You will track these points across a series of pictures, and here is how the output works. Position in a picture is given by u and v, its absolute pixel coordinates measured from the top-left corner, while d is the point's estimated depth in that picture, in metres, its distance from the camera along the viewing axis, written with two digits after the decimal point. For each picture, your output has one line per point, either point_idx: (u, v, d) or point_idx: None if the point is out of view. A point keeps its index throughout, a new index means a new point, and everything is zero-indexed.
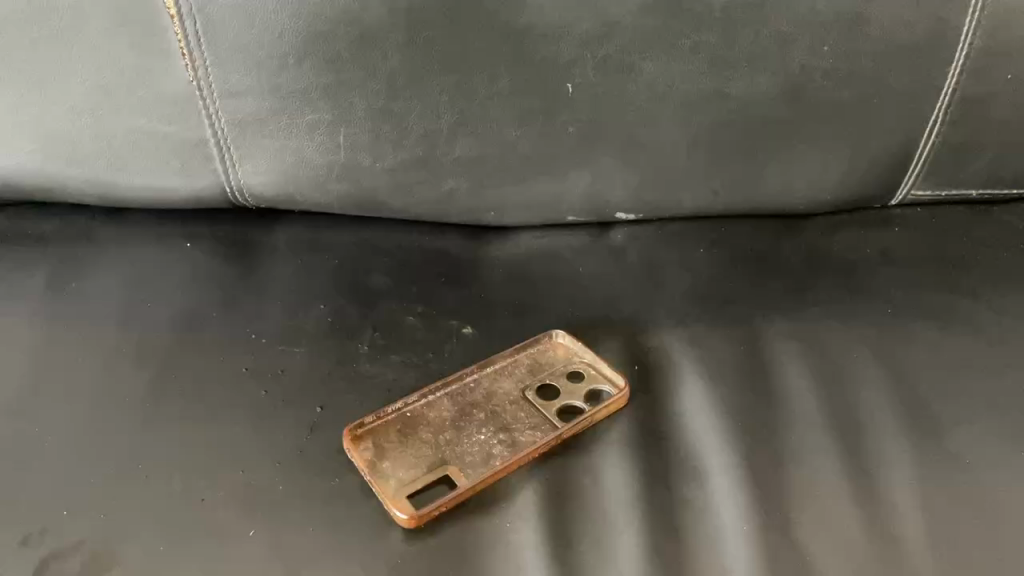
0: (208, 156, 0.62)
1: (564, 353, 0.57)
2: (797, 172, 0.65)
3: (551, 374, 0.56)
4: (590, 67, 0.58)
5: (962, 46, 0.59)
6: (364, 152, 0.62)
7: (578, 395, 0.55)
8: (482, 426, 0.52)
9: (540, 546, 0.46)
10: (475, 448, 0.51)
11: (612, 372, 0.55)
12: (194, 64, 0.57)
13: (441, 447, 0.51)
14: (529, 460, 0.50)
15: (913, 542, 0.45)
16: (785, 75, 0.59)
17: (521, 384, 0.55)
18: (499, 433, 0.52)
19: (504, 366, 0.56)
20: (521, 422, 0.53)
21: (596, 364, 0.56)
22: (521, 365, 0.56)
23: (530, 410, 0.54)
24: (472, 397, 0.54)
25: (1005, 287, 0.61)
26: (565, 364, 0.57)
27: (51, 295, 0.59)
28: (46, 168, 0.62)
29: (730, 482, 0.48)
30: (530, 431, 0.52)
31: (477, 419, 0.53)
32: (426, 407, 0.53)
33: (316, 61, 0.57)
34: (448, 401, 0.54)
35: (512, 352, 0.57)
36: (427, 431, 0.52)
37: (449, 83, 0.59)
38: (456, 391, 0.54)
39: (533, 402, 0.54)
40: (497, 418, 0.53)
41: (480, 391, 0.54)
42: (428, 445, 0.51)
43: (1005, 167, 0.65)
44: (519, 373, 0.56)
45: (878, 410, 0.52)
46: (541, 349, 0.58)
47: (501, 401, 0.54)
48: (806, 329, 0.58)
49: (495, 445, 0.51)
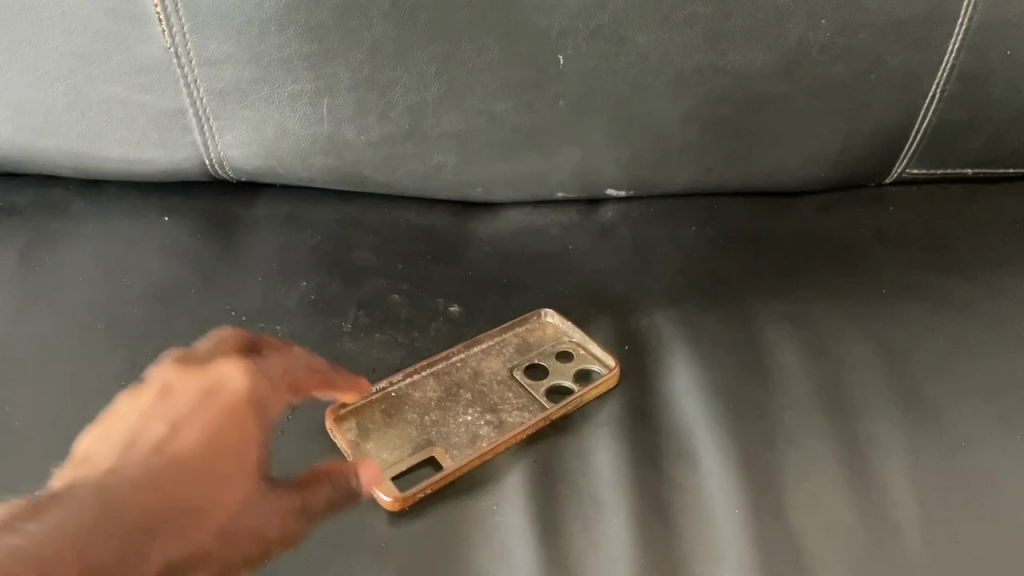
0: (186, 127, 0.60)
1: (553, 332, 0.56)
2: (791, 148, 0.63)
3: (540, 354, 0.55)
4: (581, 38, 0.56)
5: (962, 20, 0.57)
6: (348, 124, 0.60)
7: (567, 375, 0.53)
8: (469, 407, 0.51)
9: (527, 530, 0.44)
10: (462, 429, 0.50)
11: (602, 352, 0.53)
12: (172, 30, 0.55)
13: (426, 427, 0.50)
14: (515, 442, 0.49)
15: (909, 529, 0.44)
16: (782, 48, 0.57)
17: (509, 364, 0.54)
18: (486, 413, 0.51)
19: (492, 345, 0.55)
20: (509, 403, 0.52)
21: (586, 344, 0.55)
22: (509, 344, 0.55)
23: (518, 390, 0.53)
24: (458, 377, 0.52)
25: (1003, 266, 0.59)
26: (554, 343, 0.55)
27: (24, 270, 0.58)
28: (20, 137, 0.61)
29: (722, 465, 0.47)
30: (517, 412, 0.51)
31: (463, 400, 0.51)
32: (411, 386, 0.52)
33: (298, 29, 0.55)
34: (434, 381, 0.52)
35: (500, 331, 0.55)
36: (413, 412, 0.50)
37: (435, 54, 0.57)
38: (442, 371, 0.53)
39: (520, 381, 0.53)
40: (484, 398, 0.52)
41: (466, 370, 0.53)
42: (413, 426, 0.50)
43: (1004, 145, 0.63)
44: (508, 352, 0.55)
45: (872, 392, 0.51)
46: (531, 329, 0.56)
47: (489, 381, 0.53)
48: (800, 308, 0.57)
49: (482, 426, 0.50)
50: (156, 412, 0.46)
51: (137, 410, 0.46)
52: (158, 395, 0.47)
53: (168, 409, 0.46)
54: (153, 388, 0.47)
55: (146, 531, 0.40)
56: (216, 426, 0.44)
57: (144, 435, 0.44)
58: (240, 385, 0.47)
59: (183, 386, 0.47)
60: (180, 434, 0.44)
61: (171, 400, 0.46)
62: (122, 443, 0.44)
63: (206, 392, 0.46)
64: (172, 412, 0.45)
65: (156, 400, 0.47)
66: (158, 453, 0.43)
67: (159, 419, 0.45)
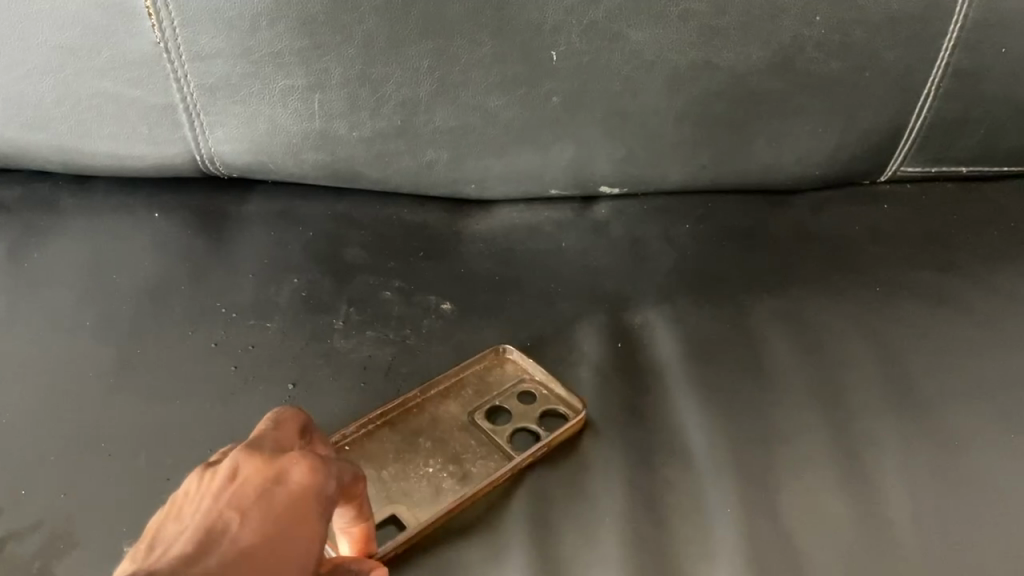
0: (177, 122, 0.60)
1: (514, 371, 0.53)
2: (785, 146, 0.63)
3: (503, 398, 0.52)
4: (574, 34, 0.56)
5: (956, 17, 0.56)
6: (340, 120, 0.59)
7: (530, 419, 0.51)
8: (430, 459, 0.48)
9: (518, 529, 0.45)
10: (424, 483, 0.47)
11: (573, 393, 0.51)
12: (161, 25, 0.54)
13: (389, 486, 0.47)
14: (490, 494, 0.46)
15: (903, 528, 0.44)
16: (776, 45, 0.57)
17: (468, 408, 0.51)
18: (448, 465, 0.48)
19: (448, 388, 0.52)
20: (471, 452, 0.49)
21: (548, 384, 0.52)
22: (466, 386, 0.52)
23: (479, 436, 0.50)
24: (416, 425, 0.50)
25: (999, 264, 0.59)
26: (515, 383, 0.52)
27: (12, 267, 0.57)
28: (8, 132, 0.60)
29: (715, 463, 0.47)
30: (481, 462, 0.48)
31: (423, 450, 0.49)
32: (366, 437, 0.49)
33: (289, 24, 0.54)
34: (391, 431, 0.49)
35: (456, 372, 0.52)
36: (369, 466, 0.48)
37: (428, 50, 0.56)
38: (398, 420, 0.50)
39: (481, 427, 0.51)
40: (444, 448, 0.49)
41: (424, 417, 0.50)
42: (371, 484, 0.47)
43: (1001, 143, 0.63)
44: (466, 395, 0.52)
45: (865, 391, 0.51)
46: (491, 368, 0.53)
47: (450, 431, 0.50)
48: (794, 306, 0.56)
49: (445, 479, 0.47)
50: (264, 505, 0.33)
51: (236, 510, 0.32)
52: (265, 482, 0.34)
53: (257, 499, 0.33)
54: (241, 475, 0.34)
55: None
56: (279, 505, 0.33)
57: (233, 546, 0.31)
58: (305, 480, 0.34)
59: (253, 474, 0.34)
60: (304, 520, 0.33)
61: (279, 492, 0.33)
62: (208, 554, 0.30)
63: (271, 487, 0.33)
64: (300, 493, 0.34)
65: (208, 493, 0.33)
66: (237, 555, 0.30)
67: (257, 520, 0.32)
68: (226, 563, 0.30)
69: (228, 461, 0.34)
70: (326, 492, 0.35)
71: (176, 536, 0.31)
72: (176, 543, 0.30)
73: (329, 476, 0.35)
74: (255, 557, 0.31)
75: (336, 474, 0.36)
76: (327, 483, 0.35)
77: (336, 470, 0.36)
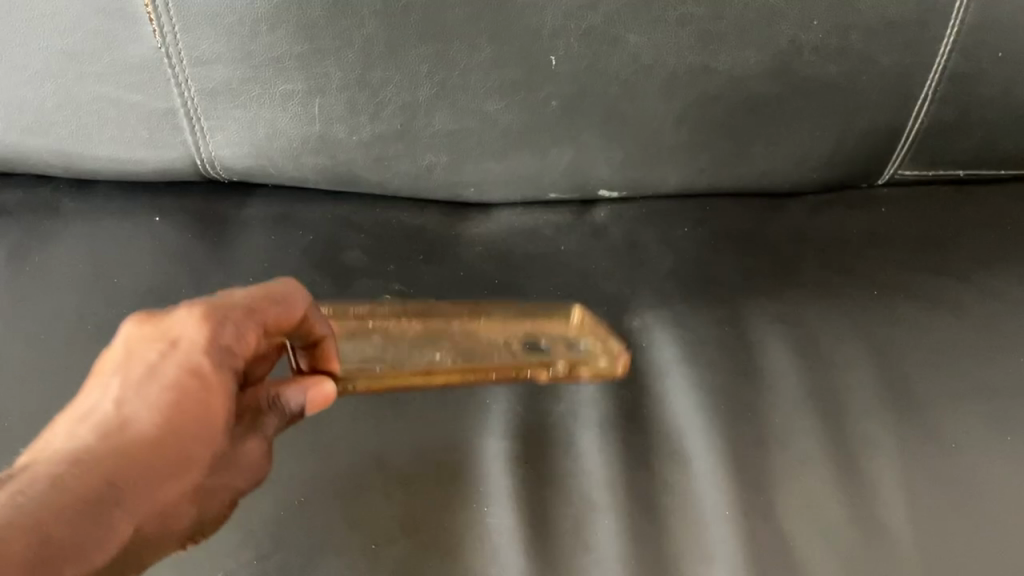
0: (177, 127, 0.60)
1: (572, 320, 0.55)
2: (783, 149, 0.63)
3: (557, 334, 0.53)
4: (573, 39, 0.56)
5: (952, 23, 0.57)
6: (339, 124, 0.60)
7: (574, 343, 0.53)
8: (445, 345, 0.50)
9: (517, 531, 0.45)
10: (425, 359, 0.49)
11: (625, 359, 0.53)
12: (162, 30, 0.55)
13: (398, 348, 0.49)
14: (493, 372, 0.49)
15: (898, 532, 0.45)
16: (774, 49, 0.57)
17: (518, 328, 0.53)
18: (458, 351, 0.50)
19: (503, 314, 0.54)
20: (492, 349, 0.51)
21: (607, 338, 0.54)
22: (523, 314, 0.55)
23: (508, 345, 0.52)
24: (451, 325, 0.52)
25: (995, 268, 0.59)
26: (572, 330, 0.54)
27: (14, 271, 0.58)
28: (10, 137, 0.60)
29: (713, 466, 0.47)
30: (498, 355, 0.50)
31: (441, 339, 0.51)
32: (393, 319, 0.52)
33: (289, 29, 0.55)
34: (418, 323, 0.52)
35: (518, 312, 0.55)
36: (389, 326, 0.51)
37: (427, 54, 0.57)
38: (429, 318, 0.52)
39: (520, 341, 0.52)
40: (468, 343, 0.51)
41: (462, 326, 0.53)
42: (374, 346, 0.49)
43: (998, 146, 0.63)
44: (517, 318, 0.54)
45: (862, 393, 0.51)
46: (553, 314, 0.55)
47: (489, 338, 0.52)
48: (792, 308, 0.57)
49: (445, 356, 0.49)
50: (150, 376, 0.38)
51: (128, 385, 0.38)
52: (158, 351, 0.39)
53: (147, 370, 0.38)
54: (142, 345, 0.39)
55: (107, 502, 0.34)
56: (177, 385, 0.38)
57: (118, 420, 0.37)
58: (198, 335, 0.39)
59: (151, 343, 0.39)
60: (191, 384, 0.38)
61: (167, 360, 0.38)
62: (90, 433, 0.36)
63: (169, 353, 0.39)
64: (189, 361, 0.38)
65: (119, 363, 0.39)
66: (117, 430, 0.36)
67: (142, 392, 0.38)
68: (105, 438, 0.36)
69: (134, 332, 0.40)
70: (221, 353, 0.40)
71: (85, 409, 0.37)
72: (81, 419, 0.37)
73: (224, 336, 0.40)
74: (136, 431, 0.36)
75: (235, 332, 0.40)
76: (223, 345, 0.40)
77: (236, 328, 0.41)
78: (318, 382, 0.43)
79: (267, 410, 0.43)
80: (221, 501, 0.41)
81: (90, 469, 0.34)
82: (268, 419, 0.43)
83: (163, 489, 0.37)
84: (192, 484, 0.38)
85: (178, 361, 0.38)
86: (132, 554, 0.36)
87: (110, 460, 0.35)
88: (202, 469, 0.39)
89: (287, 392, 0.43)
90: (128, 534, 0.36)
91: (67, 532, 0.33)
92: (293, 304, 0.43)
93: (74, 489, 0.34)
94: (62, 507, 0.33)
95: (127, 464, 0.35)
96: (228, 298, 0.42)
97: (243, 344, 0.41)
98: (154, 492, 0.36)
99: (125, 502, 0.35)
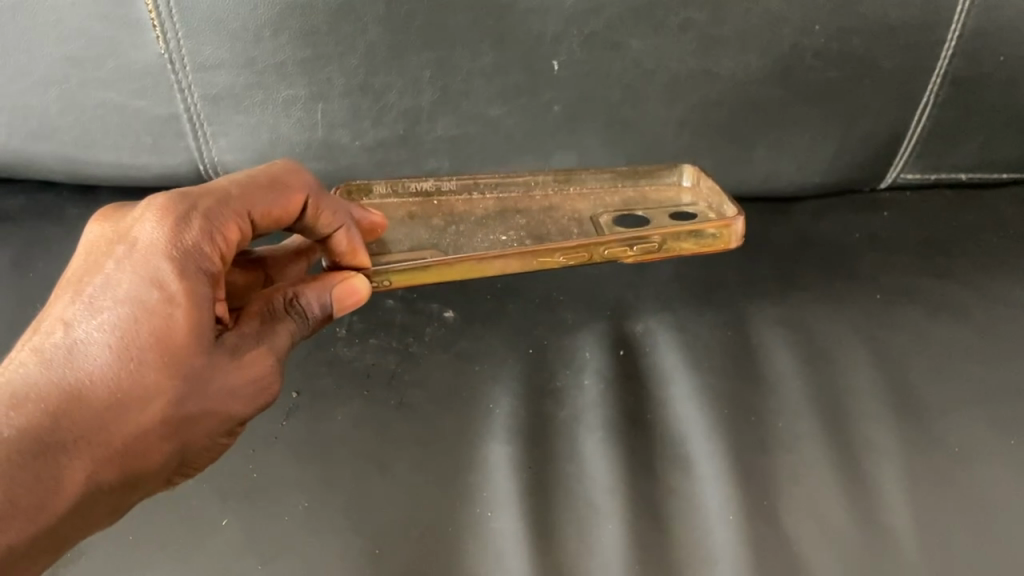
0: (180, 132, 0.60)
1: (673, 196, 0.59)
2: (785, 154, 0.63)
3: (660, 205, 0.58)
4: (575, 44, 0.57)
5: (954, 26, 0.56)
6: (342, 129, 0.60)
7: (661, 216, 0.57)
8: (514, 225, 0.55)
9: (520, 535, 0.45)
10: (488, 242, 0.53)
11: (738, 227, 0.53)
12: (165, 36, 0.55)
13: (464, 225, 0.55)
14: (560, 256, 0.50)
15: (903, 534, 0.45)
16: (775, 54, 0.58)
17: (599, 207, 0.58)
18: (524, 232, 0.55)
19: (593, 190, 0.59)
20: (559, 228, 0.55)
21: (714, 200, 0.58)
22: (623, 193, 0.59)
23: (582, 224, 0.56)
24: (527, 205, 0.57)
25: (998, 271, 0.59)
26: (671, 202, 0.59)
27: (17, 276, 0.58)
28: (13, 143, 0.61)
29: (717, 470, 0.47)
30: (564, 234, 0.55)
31: (513, 219, 0.56)
32: (465, 201, 0.57)
33: (292, 35, 0.55)
34: (491, 202, 0.57)
35: (616, 184, 0.60)
36: (461, 207, 0.56)
37: (430, 59, 0.57)
38: (506, 197, 0.58)
39: (601, 217, 0.57)
40: (539, 222, 0.56)
41: (539, 203, 0.58)
42: (432, 229, 0.54)
43: (999, 150, 0.63)
44: (606, 199, 0.59)
45: (865, 397, 0.51)
46: (664, 181, 0.60)
47: (572, 212, 0.57)
48: (794, 313, 0.57)
49: (511, 237, 0.54)
50: (106, 287, 0.37)
51: (86, 295, 0.37)
52: (116, 254, 0.38)
53: (105, 281, 0.37)
54: (102, 247, 0.39)
55: (52, 448, 0.34)
56: (136, 291, 0.37)
57: (70, 341, 0.36)
58: (161, 235, 0.38)
59: (117, 239, 0.38)
60: (150, 298, 0.36)
61: (125, 265, 0.37)
62: (39, 360, 0.35)
63: (131, 252, 0.38)
64: (149, 271, 0.37)
65: (84, 262, 0.39)
66: (71, 360, 0.35)
67: (96, 308, 0.37)
68: (51, 368, 0.35)
69: (101, 229, 0.40)
70: (187, 255, 0.38)
71: (45, 320, 0.37)
72: (35, 335, 0.37)
73: (191, 232, 0.39)
74: (86, 359, 0.35)
75: (203, 227, 0.39)
76: (188, 243, 0.38)
77: (207, 222, 0.39)
78: (346, 280, 0.46)
79: (287, 315, 0.44)
80: (217, 427, 0.40)
81: (31, 410, 0.34)
82: (283, 323, 0.43)
83: (123, 427, 0.36)
84: (163, 416, 0.37)
85: (132, 257, 0.37)
86: (97, 499, 0.36)
87: (54, 398, 0.35)
88: (173, 398, 0.37)
89: (306, 293, 0.45)
90: (88, 473, 0.35)
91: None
92: (289, 194, 0.44)
93: (11, 437, 0.33)
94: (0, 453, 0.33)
95: (74, 400, 0.35)
96: (201, 191, 0.41)
97: (217, 239, 0.40)
98: (111, 428, 0.35)
99: (74, 449, 0.35)
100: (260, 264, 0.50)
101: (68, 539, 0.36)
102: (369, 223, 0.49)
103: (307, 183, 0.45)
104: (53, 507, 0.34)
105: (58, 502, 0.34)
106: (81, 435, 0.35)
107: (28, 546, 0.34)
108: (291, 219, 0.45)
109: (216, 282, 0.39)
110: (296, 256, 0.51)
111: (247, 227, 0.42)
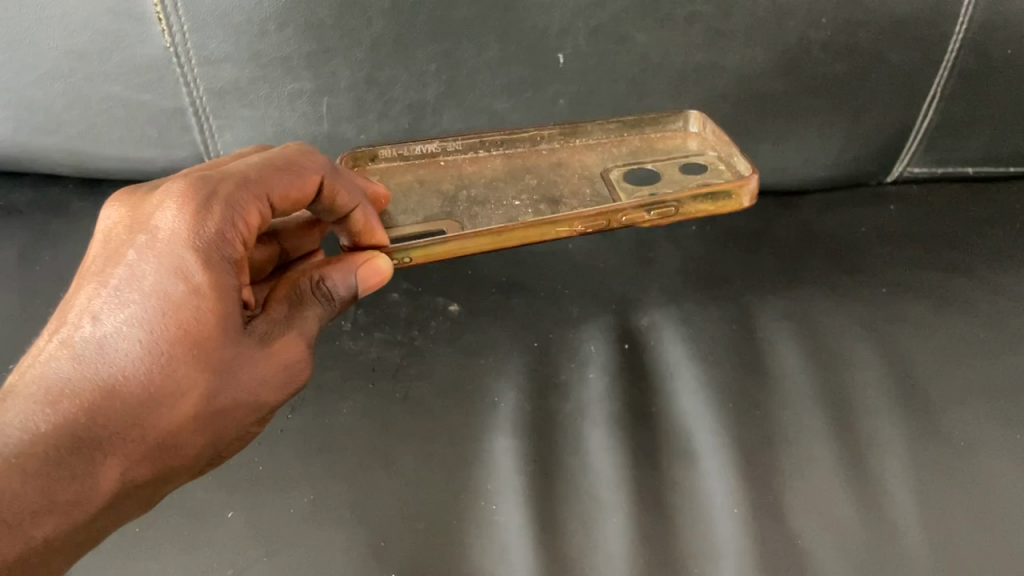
0: (185, 126, 0.60)
1: (683, 144, 0.59)
2: (791, 147, 0.63)
3: (670, 156, 0.58)
4: (581, 37, 0.57)
5: (962, 19, 0.56)
6: (347, 123, 0.60)
7: (670, 168, 0.57)
8: (526, 189, 0.55)
9: (525, 529, 0.45)
10: (502, 211, 0.53)
11: (753, 184, 0.51)
12: (171, 29, 0.55)
13: (475, 189, 0.55)
14: (578, 224, 0.49)
15: (907, 527, 0.45)
16: (782, 47, 0.57)
17: (609, 159, 0.58)
18: (535, 196, 0.54)
19: (600, 144, 0.59)
20: (569, 188, 0.55)
21: (725, 144, 0.57)
22: (628, 144, 0.59)
23: (594, 183, 0.56)
24: (534, 162, 0.57)
25: (1004, 265, 0.59)
26: (682, 154, 0.58)
27: (25, 268, 0.58)
28: (20, 136, 0.61)
29: (721, 465, 0.47)
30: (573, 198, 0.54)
31: (525, 180, 0.56)
32: (473, 161, 0.57)
33: (297, 29, 0.55)
34: (501, 160, 0.57)
35: (621, 135, 0.60)
36: (472, 167, 0.57)
37: (435, 52, 0.57)
38: (515, 154, 0.58)
39: (609, 174, 0.57)
40: (550, 182, 0.56)
41: (548, 158, 0.58)
42: (440, 198, 0.54)
43: (1006, 143, 0.63)
44: (615, 152, 0.59)
45: (870, 390, 0.51)
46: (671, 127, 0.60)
47: (581, 168, 0.57)
48: (799, 306, 0.57)
49: (524, 207, 0.53)
50: (131, 278, 0.37)
51: (110, 286, 0.37)
52: (137, 244, 0.38)
53: (128, 272, 0.37)
54: (122, 233, 0.38)
55: (87, 447, 0.34)
56: (162, 285, 0.36)
57: (98, 335, 0.36)
58: (182, 225, 0.38)
59: (136, 228, 0.38)
60: (176, 291, 0.36)
61: (147, 257, 0.37)
62: (69, 355, 0.35)
63: (153, 244, 0.37)
64: (173, 262, 0.37)
65: (104, 249, 0.38)
66: (102, 356, 0.35)
67: (122, 301, 0.36)
68: (81, 363, 0.35)
69: (120, 215, 0.39)
70: (211, 244, 0.38)
71: (70, 312, 0.37)
72: (62, 328, 0.37)
73: (212, 219, 0.38)
74: (116, 355, 0.36)
75: (224, 213, 0.39)
76: (211, 231, 0.38)
77: (228, 207, 0.39)
78: (369, 260, 0.46)
79: (313, 299, 0.44)
80: (248, 418, 0.40)
81: (64, 407, 0.34)
82: (311, 308, 0.44)
83: (155, 422, 0.36)
84: (195, 409, 0.37)
85: (155, 250, 0.37)
86: (131, 493, 0.36)
87: (86, 394, 0.35)
88: (206, 391, 0.37)
89: (333, 275, 0.45)
90: (124, 470, 0.36)
91: (31, 488, 0.33)
92: (305, 175, 0.43)
93: (47, 433, 0.34)
94: (36, 455, 0.33)
95: (107, 394, 0.35)
96: (215, 176, 0.40)
97: (239, 225, 0.39)
98: (145, 423, 0.36)
99: (109, 445, 0.35)
100: (274, 237, 0.50)
101: (102, 531, 0.37)
102: (375, 195, 0.49)
103: (320, 164, 0.45)
104: (88, 501, 0.34)
105: (93, 498, 0.35)
106: (116, 432, 0.35)
107: (66, 541, 0.34)
108: (308, 201, 0.44)
109: (239, 267, 0.39)
110: (308, 227, 0.51)
111: (266, 211, 0.42)
